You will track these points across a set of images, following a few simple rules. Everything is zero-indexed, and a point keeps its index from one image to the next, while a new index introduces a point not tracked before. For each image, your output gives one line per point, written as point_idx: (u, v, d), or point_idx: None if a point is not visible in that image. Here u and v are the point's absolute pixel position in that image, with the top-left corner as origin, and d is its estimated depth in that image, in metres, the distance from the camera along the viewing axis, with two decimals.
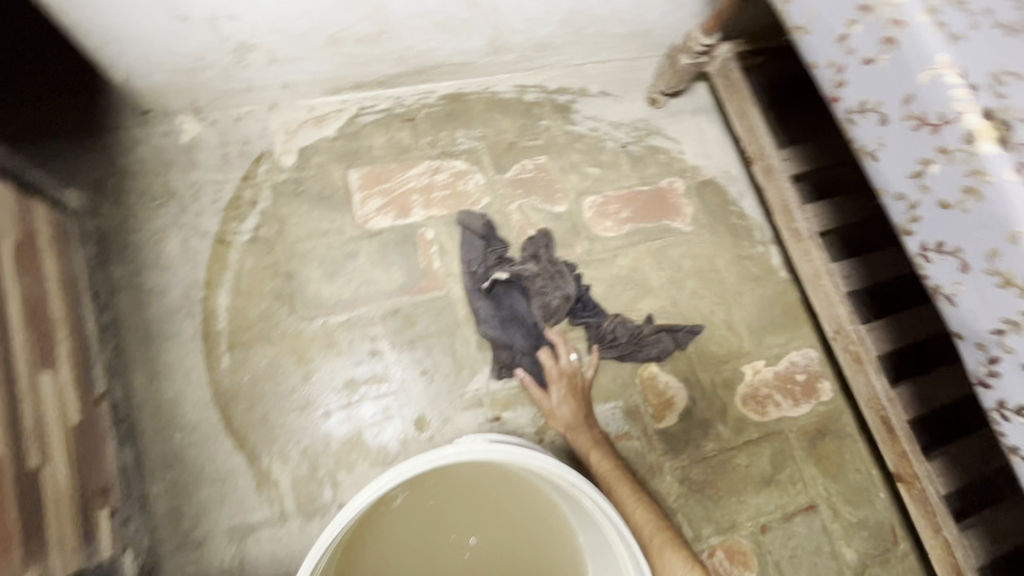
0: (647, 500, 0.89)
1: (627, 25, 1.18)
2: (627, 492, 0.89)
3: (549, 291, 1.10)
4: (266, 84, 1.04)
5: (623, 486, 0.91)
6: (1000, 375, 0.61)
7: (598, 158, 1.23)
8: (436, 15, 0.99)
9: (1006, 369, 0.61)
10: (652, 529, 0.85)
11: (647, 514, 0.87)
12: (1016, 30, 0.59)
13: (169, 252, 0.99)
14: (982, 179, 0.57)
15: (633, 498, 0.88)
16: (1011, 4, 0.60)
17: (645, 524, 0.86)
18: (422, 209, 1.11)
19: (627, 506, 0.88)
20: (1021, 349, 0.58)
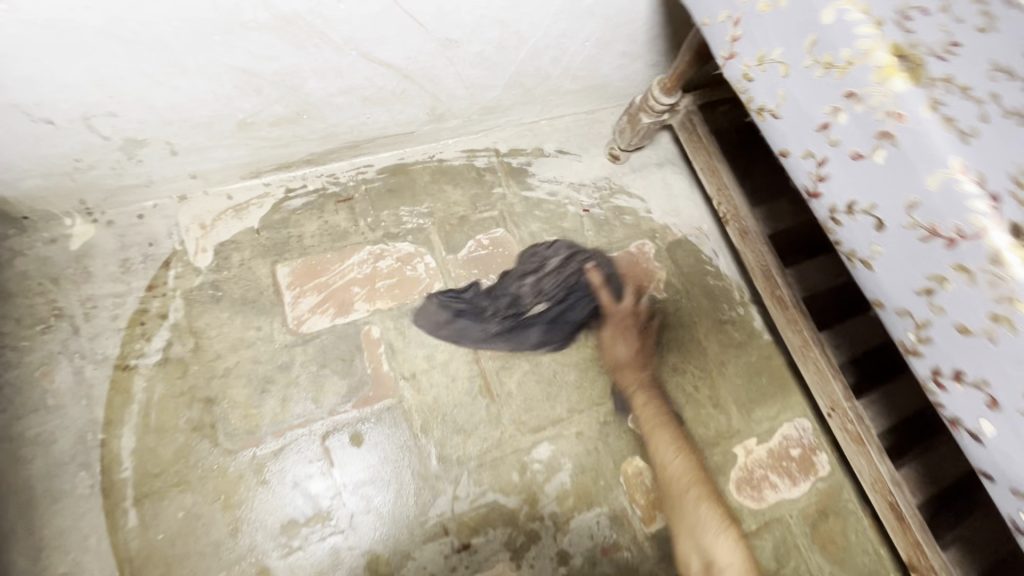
0: (686, 451, 0.95)
1: (581, 82, 1.08)
2: (666, 442, 0.96)
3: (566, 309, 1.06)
4: (170, 176, 0.89)
5: (664, 435, 0.97)
6: None
7: (560, 225, 1.12)
8: (362, 91, 0.86)
9: None
10: (689, 479, 0.92)
11: (685, 464, 0.93)
12: None
13: (58, 388, 0.82)
14: (1012, 310, 0.48)
15: (672, 448, 0.95)
16: None
17: (683, 472, 0.93)
18: (366, 302, 0.97)
19: (665, 453, 0.94)
20: None
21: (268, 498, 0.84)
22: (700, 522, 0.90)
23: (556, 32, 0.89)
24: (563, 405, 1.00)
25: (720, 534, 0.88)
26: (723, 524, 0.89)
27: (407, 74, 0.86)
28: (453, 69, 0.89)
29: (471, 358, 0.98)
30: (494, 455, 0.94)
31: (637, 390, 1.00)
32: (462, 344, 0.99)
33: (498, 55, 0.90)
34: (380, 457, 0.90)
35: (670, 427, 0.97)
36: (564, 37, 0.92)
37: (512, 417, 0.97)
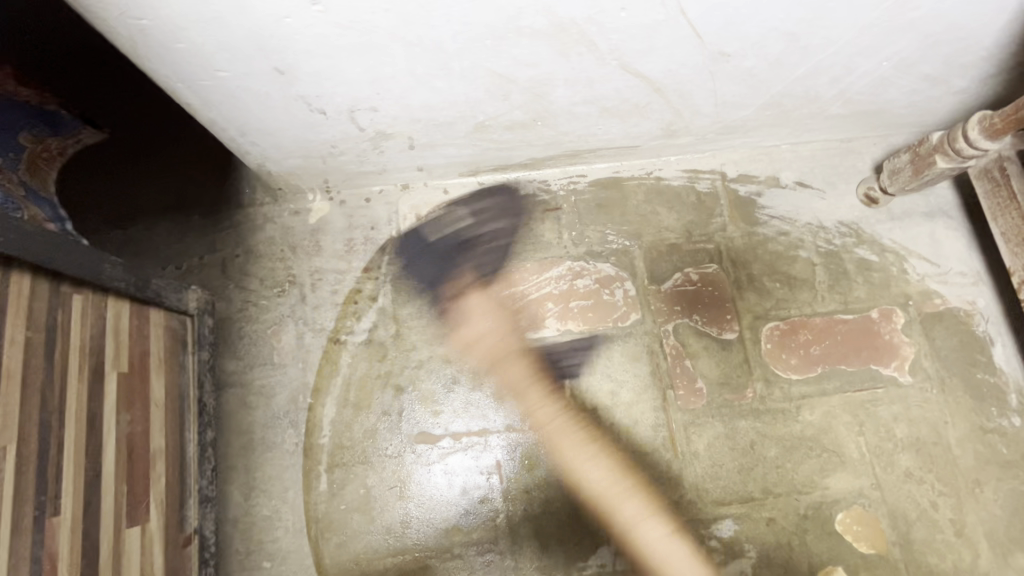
0: (602, 454, 0.87)
1: (853, 106, 0.89)
2: (581, 455, 0.87)
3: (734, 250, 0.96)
4: (400, 167, 0.92)
5: (570, 442, 0.87)
6: None
7: (785, 271, 0.96)
8: (605, 103, 0.79)
9: None
10: (607, 485, 0.85)
11: (604, 471, 0.86)
12: None
13: (283, 348, 0.90)
14: None
15: (588, 459, 0.86)
16: None
17: (603, 485, 0.85)
18: (558, 321, 0.92)
19: (580, 467, 0.86)
20: None
21: (440, 498, 0.85)
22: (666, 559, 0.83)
23: (854, 49, 0.73)
24: (757, 483, 0.86)
25: (648, 522, 0.84)
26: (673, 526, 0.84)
27: (659, 87, 0.77)
28: (711, 84, 0.78)
29: (659, 405, 0.89)
30: (668, 518, 0.84)
31: (556, 405, 0.89)
32: (651, 387, 0.90)
33: (770, 72, 0.76)
34: (549, 488, 0.86)
35: (615, 450, 0.87)
36: (860, 55, 0.75)
37: (695, 481, 0.86)
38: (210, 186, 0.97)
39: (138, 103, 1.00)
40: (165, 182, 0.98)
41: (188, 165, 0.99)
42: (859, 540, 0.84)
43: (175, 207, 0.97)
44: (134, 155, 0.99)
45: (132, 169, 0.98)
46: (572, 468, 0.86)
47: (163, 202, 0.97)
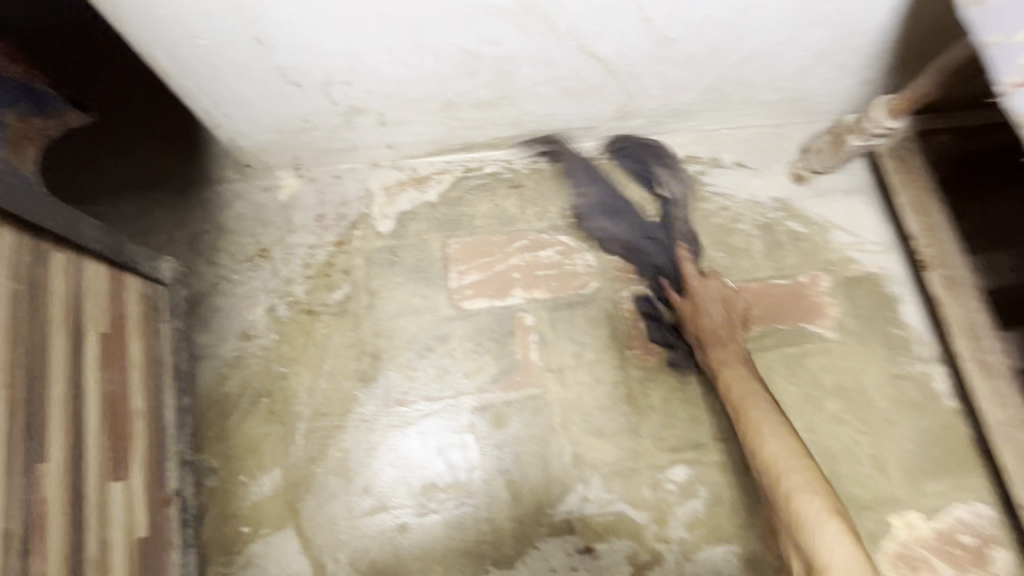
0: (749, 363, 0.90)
1: (781, 93, 1.00)
2: (731, 355, 0.91)
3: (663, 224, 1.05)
4: (371, 144, 0.96)
5: (738, 364, 0.90)
6: None
7: (727, 241, 1.06)
8: (565, 83, 0.86)
9: None
10: (743, 381, 0.87)
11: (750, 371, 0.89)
12: None
13: (256, 320, 0.92)
14: None
15: (736, 357, 0.90)
16: None
17: (744, 386, 0.87)
18: (524, 290, 0.98)
19: (727, 364, 0.90)
20: None
21: (415, 460, 0.88)
22: (761, 425, 0.81)
23: (779, 38, 0.83)
24: (705, 430, 0.95)
25: (749, 381, 0.87)
26: (784, 426, 0.81)
27: (613, 69, 0.85)
28: (658, 67, 0.86)
29: (618, 364, 0.96)
30: (629, 466, 0.92)
31: (741, 364, 0.90)
32: (611, 348, 0.97)
33: (708, 57, 0.86)
34: (519, 443, 0.91)
35: (756, 382, 0.88)
36: (785, 44, 0.85)
37: (652, 430, 0.94)
38: (175, 161, 0.96)
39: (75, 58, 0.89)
40: (130, 159, 0.96)
41: (151, 140, 0.95)
42: None
43: (141, 185, 0.96)
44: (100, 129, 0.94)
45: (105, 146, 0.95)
46: (729, 387, 0.87)
47: (127, 177, 0.96)
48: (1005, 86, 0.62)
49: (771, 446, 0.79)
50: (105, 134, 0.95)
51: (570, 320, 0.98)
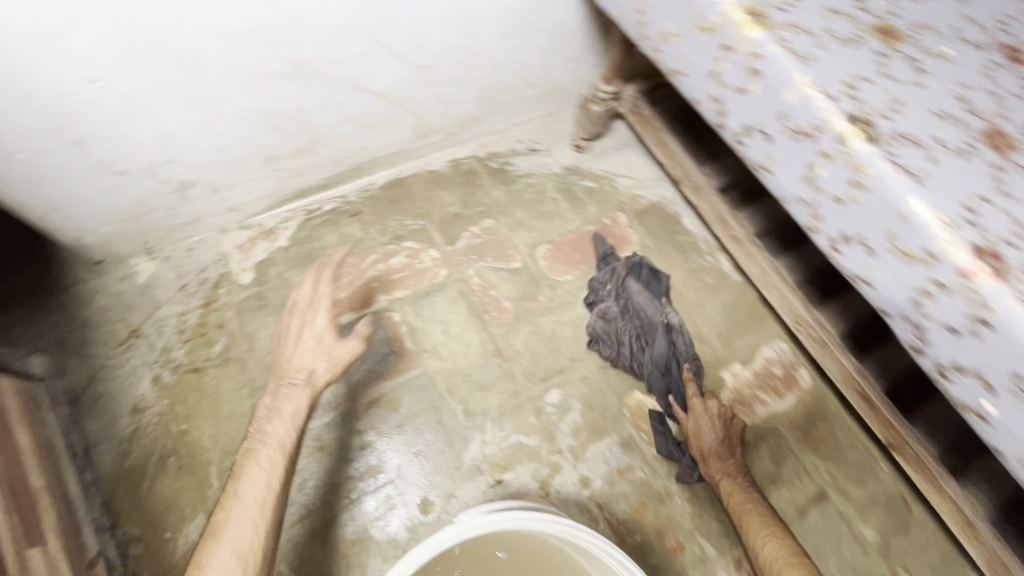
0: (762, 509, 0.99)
1: (537, 87, 1.27)
2: (717, 466, 1.04)
3: (626, 332, 1.15)
4: (212, 211, 1.08)
5: (716, 466, 1.04)
6: (877, 289, 0.69)
7: (539, 209, 1.30)
8: (360, 118, 1.06)
9: (883, 290, 0.69)
10: (750, 513, 0.98)
11: (741, 495, 1.01)
12: (822, 45, 0.68)
13: (143, 393, 0.99)
14: (861, 173, 0.64)
15: (727, 475, 1.03)
16: (806, 39, 0.68)
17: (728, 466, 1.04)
18: (385, 294, 1.14)
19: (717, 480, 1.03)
20: (887, 291, 0.68)
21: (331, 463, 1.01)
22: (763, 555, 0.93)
23: (508, 48, 1.10)
24: (565, 356, 1.15)
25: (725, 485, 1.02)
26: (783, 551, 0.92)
27: (394, 100, 1.07)
28: (430, 90, 1.09)
29: (481, 329, 1.15)
30: (512, 404, 1.09)
31: (727, 482, 1.03)
32: (471, 318, 1.15)
33: (464, 74, 1.10)
34: (416, 418, 1.06)
35: (745, 486, 1.02)
36: (516, 51, 1.12)
37: (523, 370, 1.12)
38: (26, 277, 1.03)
39: None
40: None
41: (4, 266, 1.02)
42: None
43: None
44: None
45: None
46: (708, 468, 1.04)
47: None
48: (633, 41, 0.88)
49: (764, 550, 0.93)
50: None
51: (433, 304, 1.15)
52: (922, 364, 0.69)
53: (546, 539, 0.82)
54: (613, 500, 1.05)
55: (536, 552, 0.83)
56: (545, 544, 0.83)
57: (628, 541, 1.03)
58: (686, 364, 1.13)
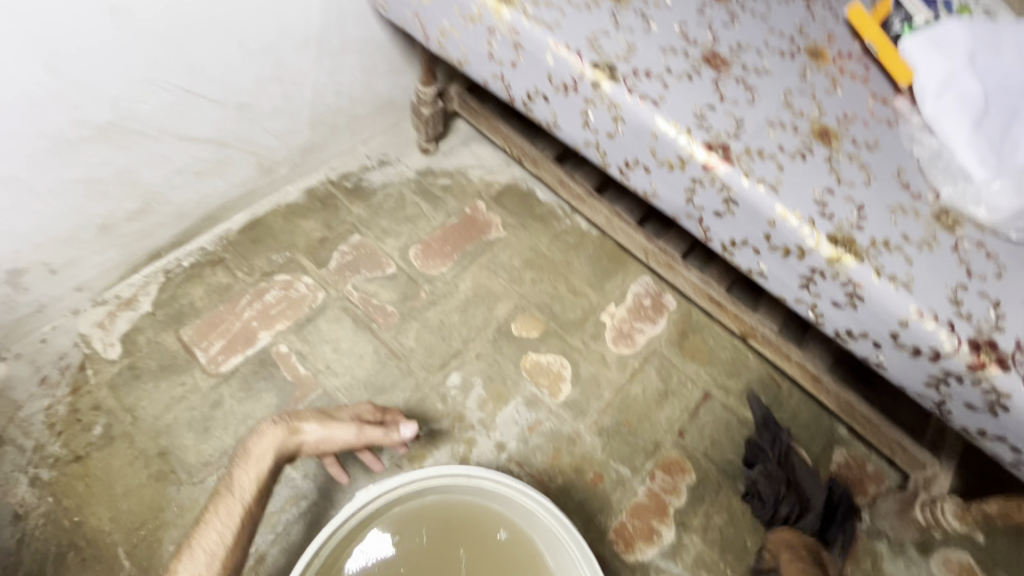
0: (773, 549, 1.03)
1: (369, 103, 1.34)
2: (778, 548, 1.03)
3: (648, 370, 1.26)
4: (58, 295, 1.04)
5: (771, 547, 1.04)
6: (664, 200, 0.83)
7: (403, 214, 1.37)
8: (192, 167, 1.08)
9: (666, 199, 0.82)
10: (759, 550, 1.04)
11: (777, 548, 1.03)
12: (565, 13, 0.81)
13: (22, 498, 0.93)
14: (616, 108, 0.77)
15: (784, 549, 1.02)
16: (551, 10, 0.81)
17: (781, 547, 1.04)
18: (267, 330, 1.15)
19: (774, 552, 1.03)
20: (672, 200, 0.82)
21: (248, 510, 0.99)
22: None
23: (324, 72, 1.16)
24: (457, 340, 1.22)
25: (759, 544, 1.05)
26: None
27: (223, 142, 1.09)
28: (258, 125, 1.13)
29: (371, 337, 1.19)
30: (418, 397, 1.14)
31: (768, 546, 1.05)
32: (359, 330, 1.19)
33: (288, 104, 1.15)
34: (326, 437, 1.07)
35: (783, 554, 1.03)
36: (333, 73, 1.19)
37: (421, 364, 1.18)
38: None
39: None
40: None
41: None
42: (531, 330, 1.27)
43: None
44: None
45: None
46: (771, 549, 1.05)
47: None
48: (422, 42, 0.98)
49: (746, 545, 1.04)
50: None
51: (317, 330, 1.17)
52: (713, 249, 0.83)
53: (455, 506, 0.86)
54: (530, 454, 1.13)
55: (463, 529, 0.85)
56: (466, 514, 0.86)
57: (552, 485, 1.11)
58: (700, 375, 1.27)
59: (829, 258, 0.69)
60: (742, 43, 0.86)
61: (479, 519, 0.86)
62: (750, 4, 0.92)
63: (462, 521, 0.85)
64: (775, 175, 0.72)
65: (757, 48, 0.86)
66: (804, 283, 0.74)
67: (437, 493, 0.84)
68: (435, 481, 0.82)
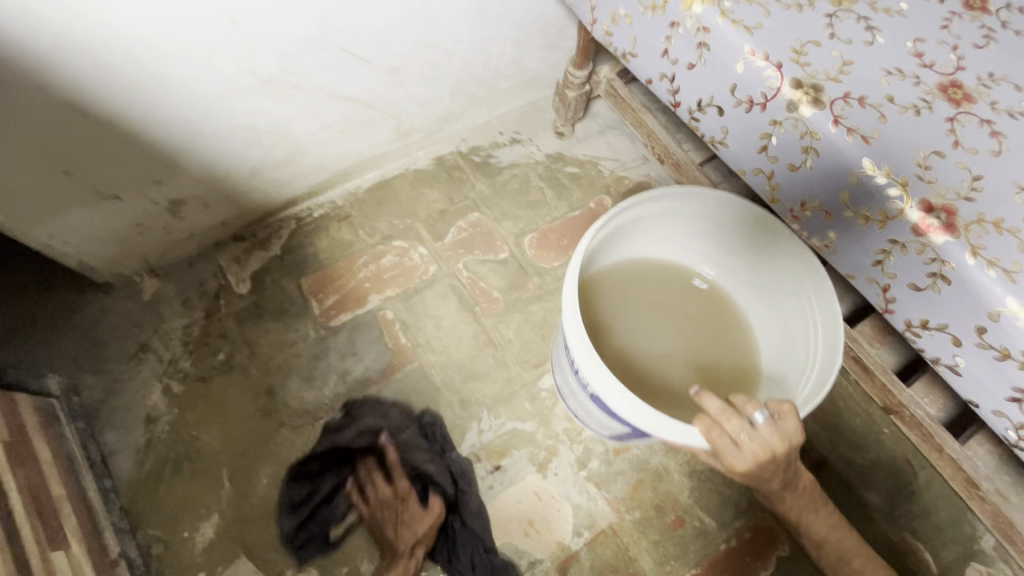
0: None
1: (513, 77, 1.28)
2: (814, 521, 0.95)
3: None
4: (206, 226, 1.13)
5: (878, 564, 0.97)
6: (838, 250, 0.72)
7: (525, 199, 1.31)
8: (338, 125, 1.10)
9: (848, 248, 0.70)
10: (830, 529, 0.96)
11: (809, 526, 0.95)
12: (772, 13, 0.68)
13: (155, 403, 1.04)
14: (812, 138, 0.65)
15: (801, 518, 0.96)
16: (753, 9, 0.68)
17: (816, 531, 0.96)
18: (377, 294, 1.18)
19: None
20: (860, 255, 0.69)
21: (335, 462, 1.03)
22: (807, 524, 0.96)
23: (476, 42, 1.11)
24: None
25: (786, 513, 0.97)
26: None
27: (370, 104, 1.10)
28: (404, 90, 1.12)
29: (472, 320, 1.17)
30: (506, 392, 1.11)
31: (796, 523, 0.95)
32: (463, 310, 1.18)
33: (436, 72, 1.12)
34: (414, 411, 1.08)
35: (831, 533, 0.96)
36: (485, 45, 1.14)
37: (516, 358, 1.14)
38: (58, 301, 1.09)
39: (33, 254, 1.12)
40: (12, 307, 1.08)
41: (42, 288, 1.10)
42: None
43: (26, 329, 1.07)
44: (14, 292, 1.09)
45: (12, 300, 1.09)
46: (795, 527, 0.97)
47: (10, 325, 1.07)
48: (588, 23, 0.89)
49: None
50: (15, 289, 1.10)
51: (423, 301, 1.18)
52: (892, 323, 0.70)
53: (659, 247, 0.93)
54: (611, 480, 1.06)
55: (661, 272, 0.94)
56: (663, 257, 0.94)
57: (628, 518, 1.04)
58: (819, 436, 1.13)
59: None
60: (994, 73, 0.67)
61: (674, 267, 0.94)
62: (1014, 23, 0.71)
63: (662, 267, 0.94)
64: (1013, 258, 0.56)
65: (1016, 82, 0.66)
66: (1015, 396, 0.61)
67: (655, 226, 0.88)
68: (664, 209, 0.84)
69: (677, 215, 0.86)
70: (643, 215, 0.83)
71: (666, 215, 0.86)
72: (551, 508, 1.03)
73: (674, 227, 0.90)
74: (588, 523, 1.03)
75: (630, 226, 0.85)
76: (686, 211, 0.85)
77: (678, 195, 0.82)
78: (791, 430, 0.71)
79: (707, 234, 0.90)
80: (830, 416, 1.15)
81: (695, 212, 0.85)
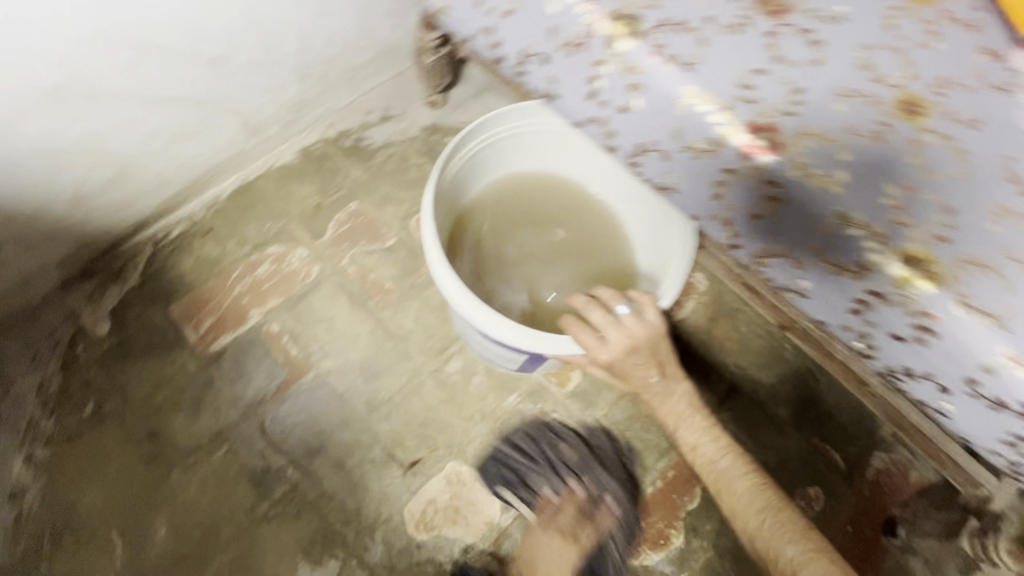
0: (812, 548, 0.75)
1: (367, 49, 1.17)
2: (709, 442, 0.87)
3: None
4: (39, 268, 0.99)
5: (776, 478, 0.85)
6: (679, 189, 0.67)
7: (406, 178, 1.24)
8: (167, 130, 0.97)
9: (687, 187, 0.66)
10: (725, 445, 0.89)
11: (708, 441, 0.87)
12: None
13: (19, 475, 0.94)
14: (635, 73, 0.62)
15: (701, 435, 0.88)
16: None
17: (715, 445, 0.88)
18: (258, 308, 1.09)
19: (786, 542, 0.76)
20: (698, 190, 0.66)
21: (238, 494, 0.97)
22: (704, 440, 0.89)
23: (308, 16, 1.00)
24: None
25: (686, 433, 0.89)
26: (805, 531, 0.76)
27: (199, 103, 0.97)
28: (238, 79, 1.00)
29: (367, 317, 1.10)
30: (414, 384, 1.06)
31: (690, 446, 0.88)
32: (356, 308, 1.11)
33: (269, 55, 1.01)
34: (319, 422, 1.02)
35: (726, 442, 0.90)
36: (320, 18, 1.02)
37: (420, 347, 1.09)
38: None
39: None
40: None
41: None
42: None
43: None
44: None
45: None
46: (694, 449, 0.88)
47: None
48: None
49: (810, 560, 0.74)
50: None
51: (311, 306, 1.10)
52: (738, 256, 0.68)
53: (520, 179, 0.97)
54: (533, 450, 1.05)
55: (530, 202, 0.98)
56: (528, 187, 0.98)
57: (554, 483, 1.03)
58: (726, 364, 1.17)
59: (899, 280, 0.55)
60: None
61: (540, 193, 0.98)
62: None
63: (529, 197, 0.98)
64: (834, 163, 0.55)
65: None
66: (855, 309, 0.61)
67: (507, 157, 0.93)
68: (507, 135, 0.89)
69: (521, 141, 0.91)
70: (488, 142, 0.88)
71: (510, 143, 0.91)
72: (475, 490, 1.01)
73: (525, 152, 0.94)
74: (515, 497, 1.02)
75: (480, 158, 0.90)
76: (527, 133, 0.90)
77: (513, 117, 0.87)
78: (653, 320, 0.80)
79: (553, 157, 0.96)
80: (735, 344, 1.18)
81: (534, 134, 0.91)
